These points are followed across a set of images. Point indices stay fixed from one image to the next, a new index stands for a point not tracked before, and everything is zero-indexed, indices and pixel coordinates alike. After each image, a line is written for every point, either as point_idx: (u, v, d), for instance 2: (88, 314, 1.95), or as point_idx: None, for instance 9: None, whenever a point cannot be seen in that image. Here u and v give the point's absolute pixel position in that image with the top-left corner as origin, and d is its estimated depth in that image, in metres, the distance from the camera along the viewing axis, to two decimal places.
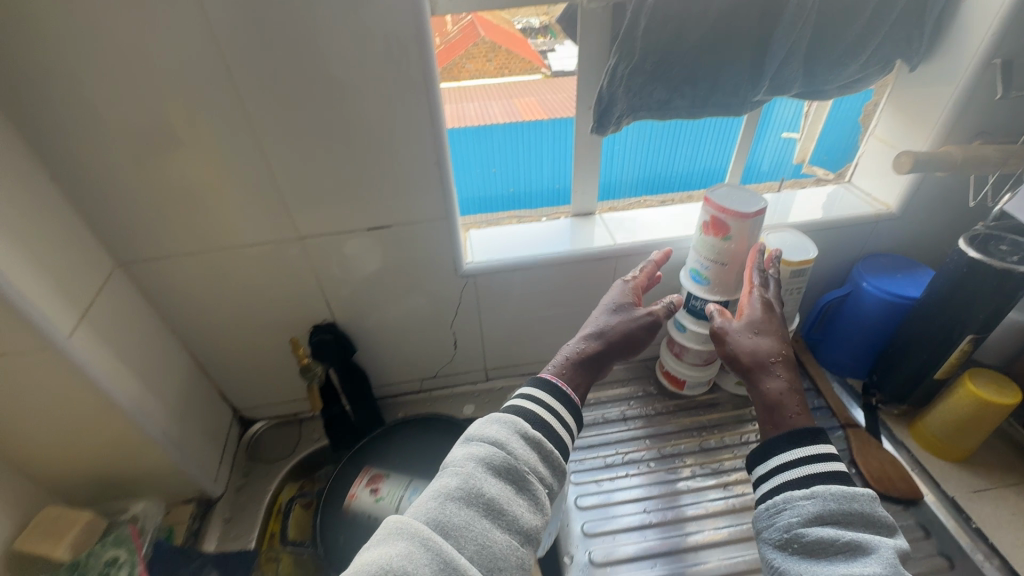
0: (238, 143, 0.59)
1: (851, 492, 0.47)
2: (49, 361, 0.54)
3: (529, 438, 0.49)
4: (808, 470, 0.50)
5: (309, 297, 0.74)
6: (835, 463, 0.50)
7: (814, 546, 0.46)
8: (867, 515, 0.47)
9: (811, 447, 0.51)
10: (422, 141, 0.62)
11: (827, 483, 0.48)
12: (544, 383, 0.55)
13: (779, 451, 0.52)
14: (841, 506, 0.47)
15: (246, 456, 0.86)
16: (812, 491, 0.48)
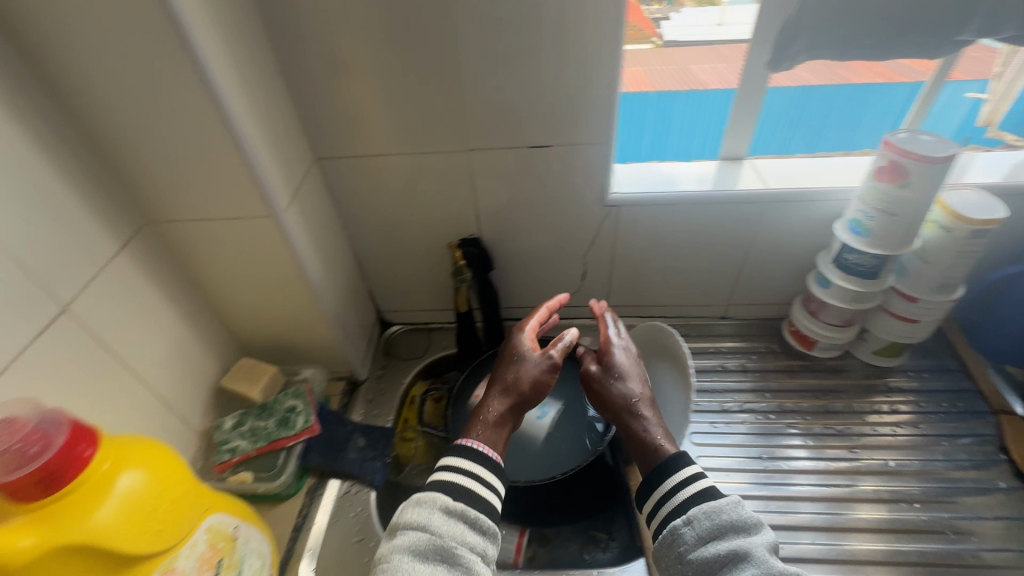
0: (435, 56, 0.64)
1: (710, 507, 0.53)
2: (270, 232, 0.65)
3: (452, 512, 0.53)
4: (679, 497, 0.55)
5: (463, 209, 0.81)
6: (695, 484, 0.56)
7: (705, 565, 0.50)
8: (737, 524, 0.52)
9: (664, 484, 0.57)
10: (599, 64, 0.65)
11: (694, 506, 0.54)
12: (476, 458, 0.58)
13: (660, 482, 0.57)
14: (713, 525, 0.52)
15: (384, 351, 0.97)
16: (689, 516, 0.53)
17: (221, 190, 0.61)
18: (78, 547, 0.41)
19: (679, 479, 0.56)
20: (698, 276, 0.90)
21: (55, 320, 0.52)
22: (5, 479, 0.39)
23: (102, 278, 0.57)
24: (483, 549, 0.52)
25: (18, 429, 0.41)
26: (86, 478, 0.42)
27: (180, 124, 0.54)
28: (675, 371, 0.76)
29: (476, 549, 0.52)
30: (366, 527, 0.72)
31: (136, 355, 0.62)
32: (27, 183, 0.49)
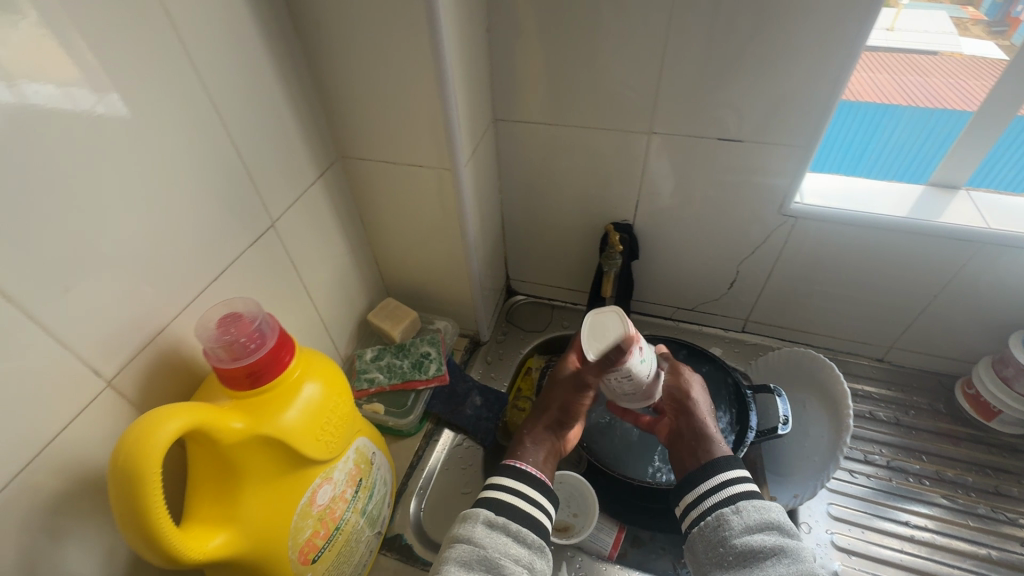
0: (648, 29, 0.62)
1: (759, 503, 0.52)
2: (447, 186, 0.67)
3: (495, 525, 0.51)
4: (728, 489, 0.53)
5: (625, 193, 0.79)
6: (739, 483, 0.54)
7: (746, 555, 0.49)
8: (778, 525, 0.50)
9: (717, 474, 0.55)
10: (827, 59, 0.59)
11: (743, 498, 0.52)
12: (519, 475, 0.55)
13: (699, 480, 0.55)
14: (761, 520, 0.51)
15: (506, 318, 0.99)
16: (738, 506, 0.52)
17: (415, 137, 0.63)
18: (273, 439, 0.45)
19: (726, 475, 0.54)
20: (862, 311, 0.81)
21: (265, 233, 0.57)
22: (226, 365, 0.44)
23: (302, 202, 0.63)
24: (530, 561, 0.50)
25: (243, 326, 0.46)
26: (283, 380, 0.47)
27: (398, 69, 0.57)
28: (818, 403, 0.72)
29: (522, 561, 0.49)
30: (474, 480, 0.75)
31: (313, 277, 0.67)
32: (270, 105, 0.55)
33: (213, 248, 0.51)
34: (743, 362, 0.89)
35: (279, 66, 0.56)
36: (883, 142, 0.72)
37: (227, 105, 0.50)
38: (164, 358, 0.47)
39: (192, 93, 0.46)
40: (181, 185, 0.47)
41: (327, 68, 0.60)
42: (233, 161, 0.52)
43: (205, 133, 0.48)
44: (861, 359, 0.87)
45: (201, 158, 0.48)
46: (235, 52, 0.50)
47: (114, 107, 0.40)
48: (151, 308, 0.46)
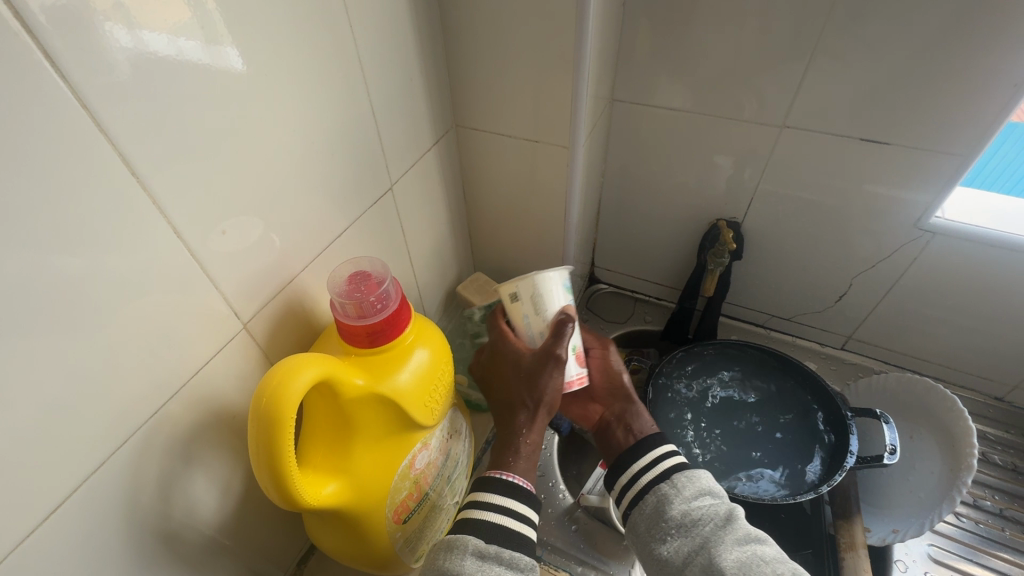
0: (802, 13, 0.57)
1: (689, 472, 0.54)
2: (559, 164, 0.65)
3: (485, 556, 0.47)
4: (659, 467, 0.56)
5: (738, 189, 0.74)
6: (669, 460, 0.56)
7: (689, 529, 0.50)
8: (707, 490, 0.53)
9: (647, 454, 0.57)
10: (1017, 59, 0.52)
11: (675, 471, 0.55)
12: (506, 490, 0.52)
13: (636, 464, 0.57)
14: (695, 489, 0.53)
15: (586, 305, 0.97)
16: (671, 479, 0.54)
17: (535, 112, 0.62)
18: (388, 399, 0.46)
19: (655, 453, 0.57)
20: (992, 343, 0.74)
21: (383, 195, 0.58)
22: (352, 322, 0.45)
23: (417, 167, 0.63)
24: None
25: (371, 287, 0.46)
26: (399, 343, 0.47)
27: (533, 39, 0.55)
28: (933, 439, 0.66)
29: None
30: (546, 466, 0.76)
31: (416, 243, 0.68)
32: (403, 68, 0.55)
33: (340, 204, 0.52)
34: (839, 382, 0.83)
35: (417, 27, 0.55)
36: (989, 161, 0.66)
37: (368, 64, 0.50)
38: (290, 308, 0.49)
39: (342, 47, 0.46)
40: (322, 139, 0.48)
41: (460, 32, 0.58)
42: (366, 120, 0.52)
43: (348, 90, 0.48)
44: (977, 395, 0.80)
45: (341, 114, 0.49)
46: (382, 8, 0.49)
47: (226, 59, 0.37)
48: (285, 257, 0.47)
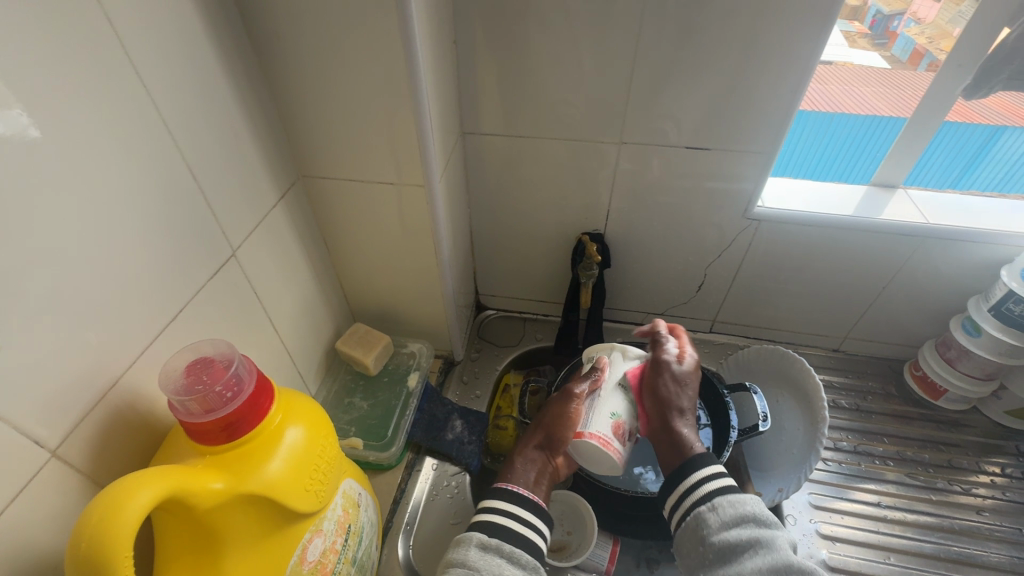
0: (617, 43, 0.62)
1: (737, 498, 0.50)
2: (420, 203, 0.64)
3: (488, 547, 0.49)
4: (704, 487, 0.52)
5: (596, 203, 0.79)
6: (717, 481, 0.52)
7: (725, 550, 0.47)
8: (757, 518, 0.49)
9: (691, 474, 0.53)
10: (789, 71, 0.61)
11: (718, 495, 0.51)
12: (509, 498, 0.52)
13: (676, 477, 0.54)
14: (737, 515, 0.49)
15: (477, 334, 0.96)
16: (713, 504, 0.50)
17: (385, 155, 0.60)
18: (257, 496, 0.40)
19: (705, 471, 0.53)
20: (819, 306, 0.86)
21: (225, 264, 0.52)
22: (197, 419, 0.39)
23: (262, 227, 0.58)
24: None
25: (216, 373, 0.41)
26: (262, 429, 0.42)
27: (367, 83, 0.54)
28: (792, 398, 0.74)
29: None
30: (463, 510, 0.71)
31: (277, 307, 0.62)
32: (224, 123, 0.50)
33: (169, 284, 0.46)
34: (713, 361, 0.92)
35: (234, 80, 0.51)
36: (803, 149, 0.76)
37: (178, 125, 0.45)
38: (120, 416, 0.42)
39: (140, 112, 0.41)
40: (131, 216, 0.41)
41: (287, 81, 0.55)
42: (188, 186, 0.47)
43: (157, 157, 0.43)
44: (818, 350, 0.93)
45: (152, 184, 0.43)
46: (186, 64, 0.45)
47: (16, 123, 0.32)
48: (101, 359, 0.40)
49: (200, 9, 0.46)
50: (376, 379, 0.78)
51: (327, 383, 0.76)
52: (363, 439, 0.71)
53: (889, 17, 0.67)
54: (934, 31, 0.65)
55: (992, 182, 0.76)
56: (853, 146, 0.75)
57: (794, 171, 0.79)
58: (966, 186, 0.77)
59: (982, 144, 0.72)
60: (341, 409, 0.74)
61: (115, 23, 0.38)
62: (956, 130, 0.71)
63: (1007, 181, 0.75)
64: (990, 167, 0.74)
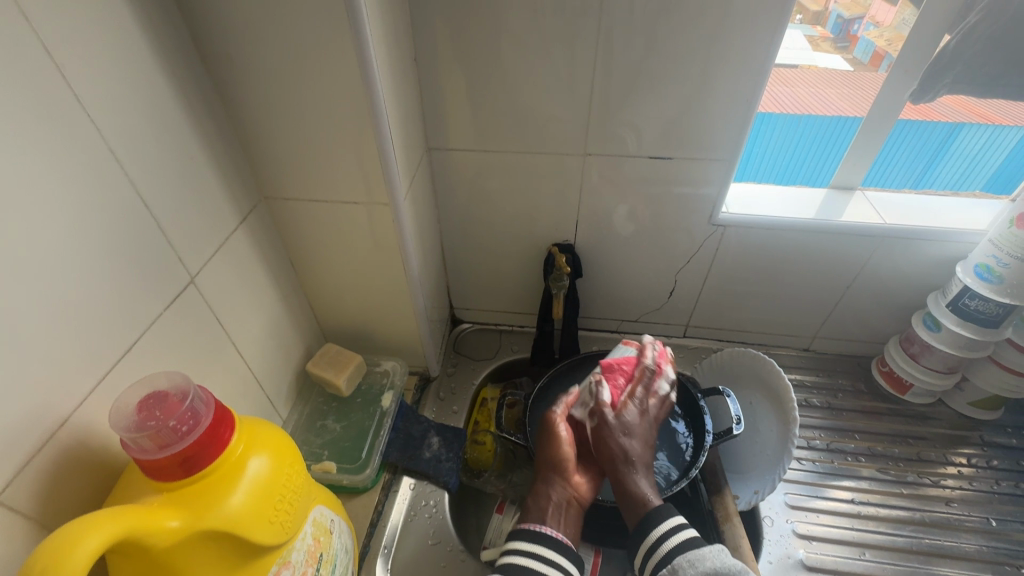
0: (577, 58, 0.63)
1: (698, 551, 0.51)
2: (387, 221, 0.64)
3: None
4: (664, 546, 0.52)
5: (565, 214, 0.80)
6: (681, 535, 0.53)
7: None
8: (719, 571, 0.49)
9: (653, 530, 0.54)
10: (744, 82, 0.63)
11: (677, 554, 0.51)
12: (535, 538, 0.55)
13: (649, 528, 0.54)
14: (695, 574, 0.49)
15: (454, 348, 0.96)
16: (674, 565, 0.51)
17: (348, 174, 0.60)
18: (215, 532, 0.39)
19: (665, 527, 0.53)
20: (787, 307, 0.88)
21: (183, 292, 0.51)
22: (151, 456, 0.38)
23: (223, 252, 0.56)
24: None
25: (171, 407, 0.40)
26: (223, 461, 0.41)
27: (326, 103, 0.53)
28: (764, 399, 0.75)
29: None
30: (442, 529, 0.70)
31: (242, 332, 0.61)
32: (178, 149, 0.49)
33: (123, 314, 0.44)
34: (688, 366, 0.93)
35: (188, 104, 0.50)
36: (766, 155, 0.78)
37: (129, 154, 0.44)
38: (70, 455, 0.40)
39: (85, 140, 0.40)
40: (78, 247, 0.40)
41: (244, 103, 0.55)
42: (141, 214, 0.45)
43: (104, 185, 0.42)
44: (789, 350, 0.94)
45: (101, 213, 0.42)
46: (135, 91, 0.44)
47: None
48: (50, 397, 0.39)
49: (150, 35, 0.45)
50: (350, 400, 0.77)
51: (299, 406, 0.75)
52: (337, 462, 0.70)
53: (850, 20, 0.68)
54: (892, 33, 0.66)
55: (951, 179, 0.78)
56: (815, 150, 0.77)
57: (761, 172, 0.80)
58: (928, 182, 0.79)
59: (941, 143, 0.74)
60: (313, 433, 0.73)
61: (55, 53, 0.37)
62: (912, 130, 0.73)
63: (967, 175, 0.77)
64: (952, 163, 0.77)
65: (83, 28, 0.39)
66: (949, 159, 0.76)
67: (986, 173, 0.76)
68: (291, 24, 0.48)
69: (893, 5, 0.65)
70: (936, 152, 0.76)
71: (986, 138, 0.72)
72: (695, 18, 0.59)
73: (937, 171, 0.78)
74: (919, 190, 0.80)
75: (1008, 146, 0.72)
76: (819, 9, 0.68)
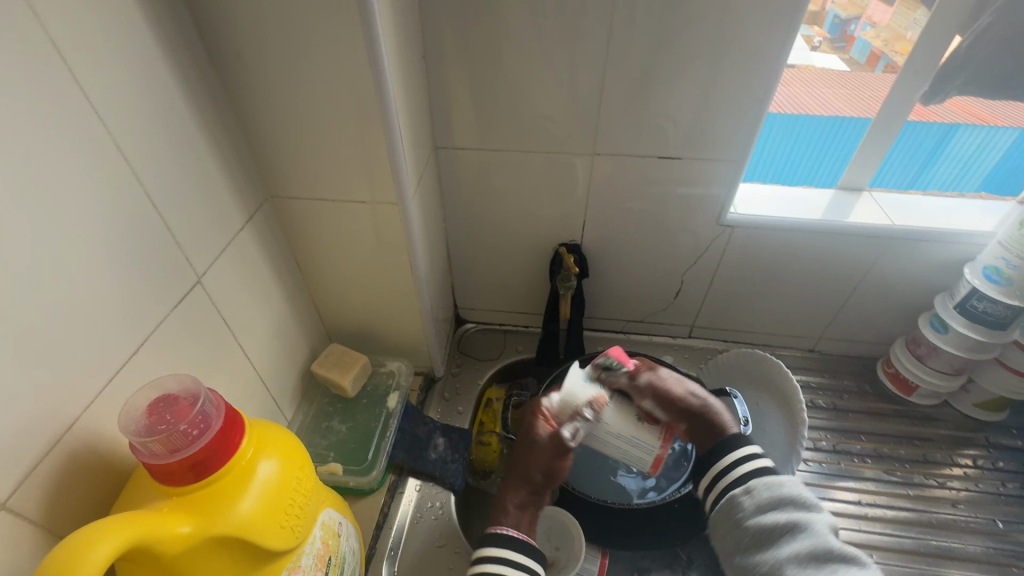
0: (587, 56, 0.62)
1: (771, 479, 0.51)
2: (394, 220, 0.63)
3: None
4: (738, 468, 0.53)
5: (571, 214, 0.79)
6: (758, 461, 0.53)
7: (762, 532, 0.48)
8: (798, 499, 0.49)
9: (726, 454, 0.55)
10: (756, 81, 0.63)
11: (751, 478, 0.52)
12: (500, 541, 0.55)
13: (721, 455, 0.55)
14: (771, 498, 0.50)
15: (458, 348, 0.95)
16: (748, 486, 0.52)
17: (355, 172, 0.59)
18: (226, 537, 0.38)
19: (738, 453, 0.55)
20: (794, 308, 0.88)
21: (189, 292, 0.50)
22: (162, 461, 0.37)
23: (229, 251, 0.56)
24: None
25: (182, 411, 0.39)
26: (233, 465, 0.40)
27: (333, 100, 0.53)
28: (772, 401, 0.75)
29: None
30: (449, 531, 0.70)
31: (248, 332, 0.60)
32: (185, 147, 0.48)
33: (130, 315, 0.44)
34: (693, 366, 0.93)
35: (195, 101, 0.49)
36: (772, 155, 0.78)
37: (135, 153, 0.43)
38: (77, 459, 0.40)
39: (90, 138, 0.39)
40: (86, 246, 0.39)
41: (251, 100, 0.54)
42: (147, 212, 0.45)
43: (111, 182, 0.41)
44: (794, 350, 0.94)
45: (109, 212, 0.41)
46: (142, 87, 0.43)
47: None
48: (56, 401, 0.38)
49: (156, 30, 0.44)
50: (355, 401, 0.76)
51: (304, 407, 0.74)
52: (342, 463, 0.70)
53: (847, 21, 0.67)
54: (889, 33, 0.67)
55: (948, 180, 0.78)
56: (818, 147, 0.76)
57: (767, 174, 0.80)
58: (924, 183, 0.79)
59: (937, 142, 0.74)
60: (318, 434, 0.72)
61: (63, 48, 0.36)
62: (912, 130, 0.73)
63: (961, 176, 0.77)
64: (947, 162, 0.77)
65: (91, 24, 0.38)
66: (946, 158, 0.76)
67: (982, 172, 0.76)
68: (300, 20, 0.47)
69: (891, 6, 0.65)
70: (933, 153, 0.76)
71: (982, 137, 0.72)
72: (706, 19, 0.58)
73: (936, 172, 0.78)
74: (918, 192, 0.79)
75: (1003, 146, 0.72)
76: (817, 9, 0.66)
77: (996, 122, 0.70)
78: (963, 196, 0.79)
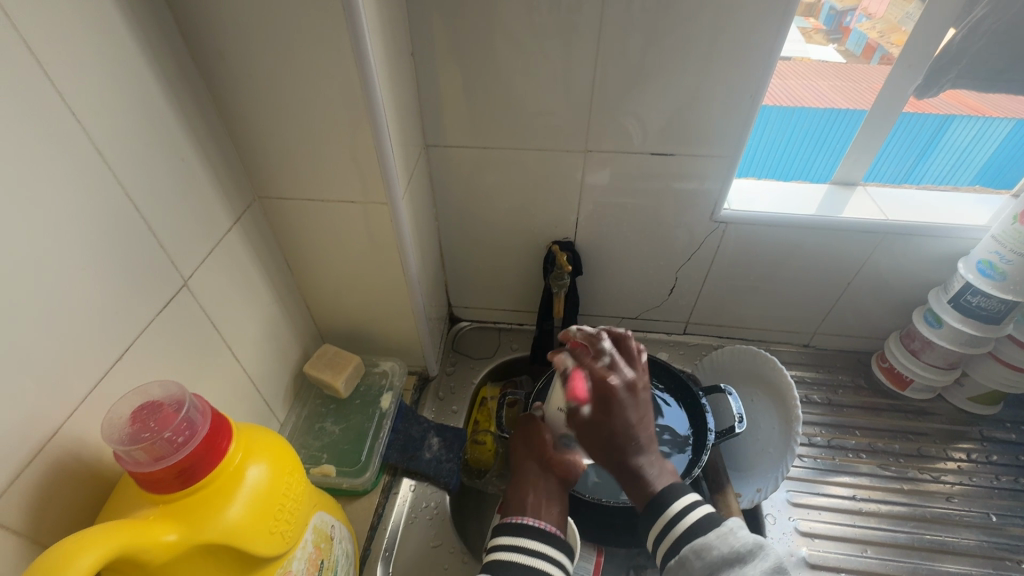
0: (579, 53, 0.62)
1: (715, 533, 0.47)
2: (385, 220, 0.62)
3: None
4: (676, 527, 0.48)
5: (564, 212, 0.79)
6: (699, 509, 0.49)
7: None
8: (740, 550, 0.46)
9: (664, 513, 0.49)
10: (748, 76, 0.62)
11: (695, 535, 0.47)
12: (517, 530, 0.54)
13: (667, 506, 0.50)
14: (718, 558, 0.46)
15: (452, 347, 0.95)
16: (693, 548, 0.47)
17: (343, 171, 0.58)
18: (213, 544, 0.38)
19: (677, 507, 0.49)
20: (788, 303, 0.88)
21: (176, 294, 0.49)
22: (146, 469, 0.37)
23: (216, 254, 0.55)
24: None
25: (166, 418, 0.39)
26: (220, 471, 0.39)
27: (320, 99, 0.52)
28: (765, 396, 0.75)
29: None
30: (444, 531, 0.70)
31: (237, 334, 0.59)
32: (168, 148, 0.47)
33: (114, 322, 0.43)
34: (688, 363, 0.93)
35: (178, 102, 0.48)
36: (766, 150, 0.77)
37: (117, 156, 0.42)
38: (61, 467, 0.39)
39: (69, 141, 0.38)
40: (66, 251, 0.39)
41: (235, 100, 0.53)
42: (130, 216, 0.44)
43: (92, 184, 0.40)
44: (789, 346, 0.94)
45: (91, 215, 0.40)
46: (123, 88, 0.42)
47: None
48: (39, 409, 0.37)
49: (136, 30, 0.43)
50: (348, 401, 0.76)
51: (296, 409, 0.73)
52: (336, 465, 0.69)
53: (843, 13, 0.66)
54: (885, 25, 0.66)
55: (943, 171, 0.78)
56: (813, 141, 0.76)
57: (760, 168, 0.80)
58: (919, 176, 0.79)
59: (932, 135, 0.74)
60: (311, 436, 0.72)
61: (38, 51, 0.35)
62: (907, 122, 0.72)
63: (956, 168, 0.77)
64: (942, 154, 0.76)
65: (68, 24, 0.37)
66: (940, 151, 0.76)
67: (976, 164, 0.76)
68: (284, 18, 0.46)
69: None
70: (928, 145, 0.75)
71: (977, 129, 0.71)
72: (697, 13, 0.57)
73: (930, 164, 0.77)
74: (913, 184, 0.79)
75: (998, 137, 0.72)
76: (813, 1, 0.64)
77: (992, 114, 0.70)
78: (959, 188, 0.79)
